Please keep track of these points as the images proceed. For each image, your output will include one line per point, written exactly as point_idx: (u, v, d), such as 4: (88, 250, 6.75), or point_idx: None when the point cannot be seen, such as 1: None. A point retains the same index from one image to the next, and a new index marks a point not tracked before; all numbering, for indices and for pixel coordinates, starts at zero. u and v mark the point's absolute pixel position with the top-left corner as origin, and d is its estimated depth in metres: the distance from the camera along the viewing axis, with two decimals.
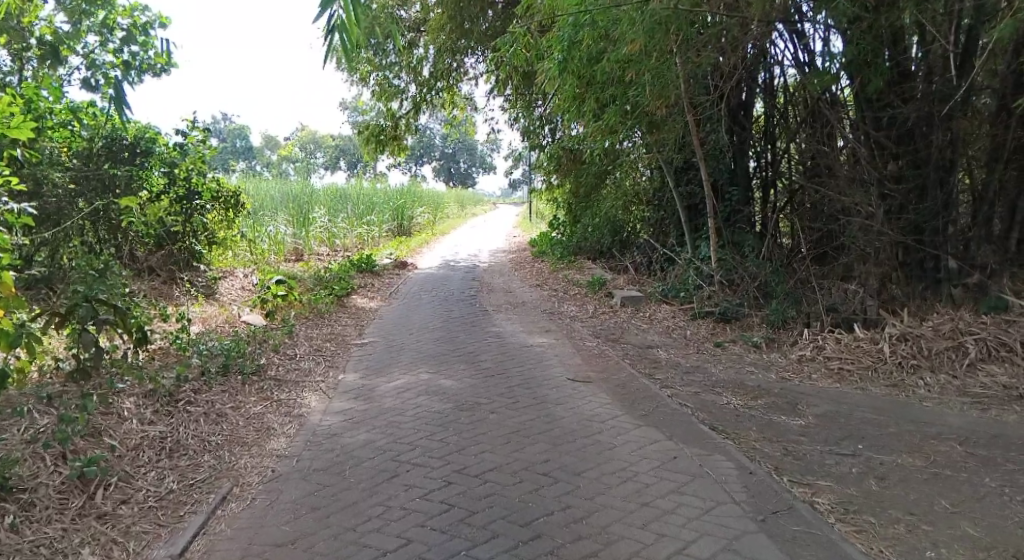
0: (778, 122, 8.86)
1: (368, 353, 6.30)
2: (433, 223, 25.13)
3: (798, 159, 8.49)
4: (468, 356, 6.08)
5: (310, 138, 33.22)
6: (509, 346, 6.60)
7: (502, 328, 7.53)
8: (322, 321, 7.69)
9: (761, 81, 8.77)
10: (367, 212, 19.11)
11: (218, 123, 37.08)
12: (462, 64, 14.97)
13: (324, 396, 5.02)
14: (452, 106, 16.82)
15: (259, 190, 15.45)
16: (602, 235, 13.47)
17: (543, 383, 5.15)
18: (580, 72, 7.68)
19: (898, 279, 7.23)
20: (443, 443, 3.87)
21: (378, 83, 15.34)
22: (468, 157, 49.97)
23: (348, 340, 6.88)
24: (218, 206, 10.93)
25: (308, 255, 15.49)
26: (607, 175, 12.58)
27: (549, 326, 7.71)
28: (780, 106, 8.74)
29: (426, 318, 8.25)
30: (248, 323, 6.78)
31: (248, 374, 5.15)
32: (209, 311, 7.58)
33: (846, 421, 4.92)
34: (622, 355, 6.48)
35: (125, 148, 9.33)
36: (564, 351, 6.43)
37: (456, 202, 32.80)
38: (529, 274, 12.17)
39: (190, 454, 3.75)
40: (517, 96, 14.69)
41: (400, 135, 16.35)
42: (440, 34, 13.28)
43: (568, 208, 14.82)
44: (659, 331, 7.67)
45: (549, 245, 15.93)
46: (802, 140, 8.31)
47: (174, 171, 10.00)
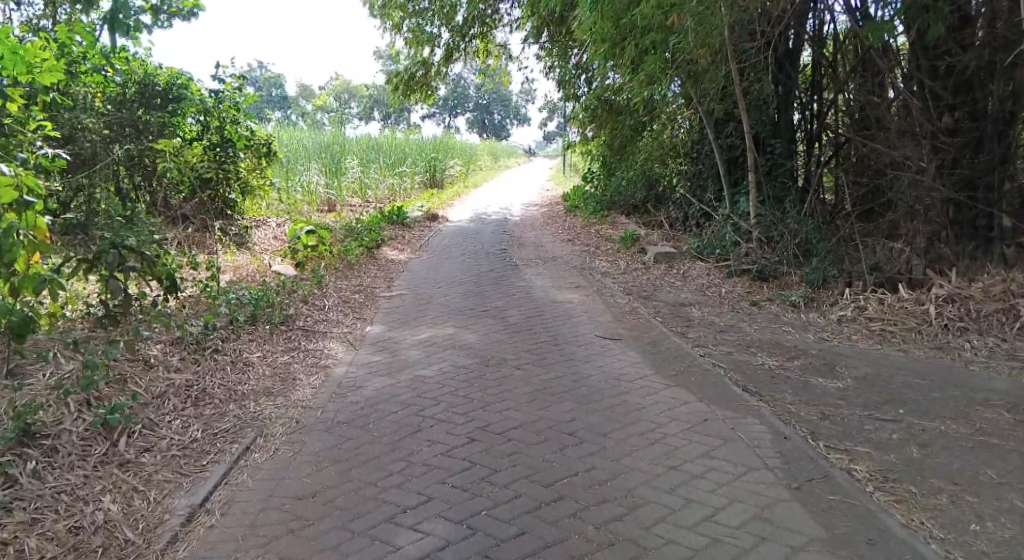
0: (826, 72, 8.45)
1: (396, 305, 6.27)
2: (466, 175, 24.93)
3: (848, 110, 8.13)
4: (496, 311, 6.01)
5: (344, 88, 32.98)
6: (539, 301, 6.50)
7: (532, 283, 7.42)
8: (352, 272, 7.66)
9: (811, 31, 8.36)
10: (399, 163, 19.03)
11: (253, 72, 37.01)
12: (495, 11, 14.65)
13: (350, 349, 4.98)
14: (485, 54, 16.44)
15: (283, 141, 15.33)
16: (635, 189, 13.21)
17: (572, 340, 5.05)
18: (617, 18, 7.41)
19: (948, 237, 6.88)
20: (467, 399, 3.80)
21: (411, 29, 15.02)
22: (502, 108, 49.25)
23: (377, 292, 6.83)
24: (252, 155, 10.82)
25: (341, 206, 15.49)
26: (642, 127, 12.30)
27: (579, 282, 7.59)
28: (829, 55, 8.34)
29: (454, 271, 8.16)
30: (278, 273, 6.78)
31: (275, 323, 5.13)
32: (241, 260, 7.59)
33: (886, 385, 4.74)
34: (654, 313, 6.35)
35: (157, 94, 9.32)
36: (594, 307, 6.32)
37: (490, 155, 32.48)
38: (561, 229, 12.00)
39: (215, 403, 3.74)
40: (552, 44, 14.27)
41: (430, 83, 16.04)
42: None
43: (602, 162, 14.55)
44: (693, 289, 7.48)
45: (582, 198, 15.67)
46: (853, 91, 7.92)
47: (208, 119, 9.89)
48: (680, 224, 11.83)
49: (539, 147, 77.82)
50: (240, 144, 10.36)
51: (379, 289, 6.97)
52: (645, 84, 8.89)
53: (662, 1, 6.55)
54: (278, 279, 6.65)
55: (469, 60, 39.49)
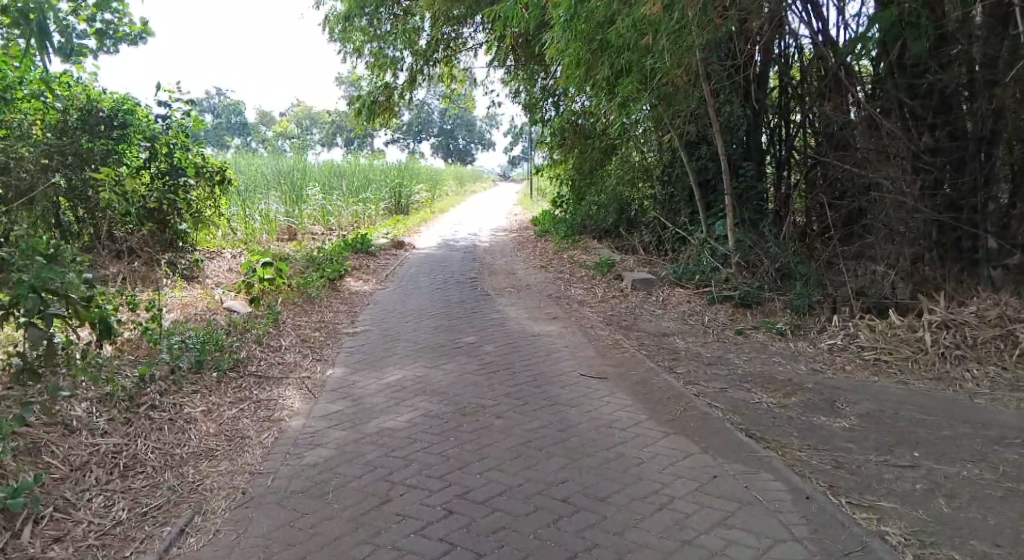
0: (794, 93, 8.27)
1: (360, 344, 5.77)
2: (432, 200, 24.52)
3: (818, 131, 7.92)
4: (469, 347, 5.55)
5: (306, 114, 32.35)
6: (515, 335, 6.06)
7: (506, 314, 6.99)
8: (313, 306, 7.15)
9: (777, 52, 8.16)
10: (363, 189, 18.55)
11: (212, 98, 36.24)
12: (459, 35, 14.36)
13: (308, 397, 4.48)
14: (449, 78, 16.12)
15: (239, 168, 14.73)
16: (606, 213, 12.90)
17: (554, 380, 4.61)
18: (590, 38, 7.10)
19: (931, 259, 6.67)
20: (443, 458, 3.34)
21: (373, 53, 14.63)
22: (467, 133, 49.05)
23: (339, 328, 6.33)
24: (204, 183, 10.29)
25: (302, 235, 14.91)
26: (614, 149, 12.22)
27: (556, 312, 7.18)
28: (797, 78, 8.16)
29: (423, 303, 7.69)
30: (229, 312, 6.23)
31: (224, 371, 4.60)
32: (191, 296, 7.02)
33: (894, 422, 4.40)
34: (638, 346, 5.95)
35: (101, 121, 8.78)
36: (574, 340, 5.90)
37: (455, 180, 32.10)
38: (532, 255, 11.62)
39: (147, 473, 3.22)
40: (518, 67, 14.00)
41: (394, 105, 15.63)
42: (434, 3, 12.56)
43: (571, 186, 14.29)
44: (675, 317, 7.13)
45: (551, 223, 15.34)
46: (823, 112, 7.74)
47: (156, 145, 9.42)
48: (654, 248, 11.52)
49: (504, 171, 77.93)
50: (188, 171, 9.82)
51: (339, 325, 6.48)
52: (617, 105, 8.62)
53: (636, 19, 6.27)
54: (230, 317, 6.12)
55: (433, 85, 39.26)
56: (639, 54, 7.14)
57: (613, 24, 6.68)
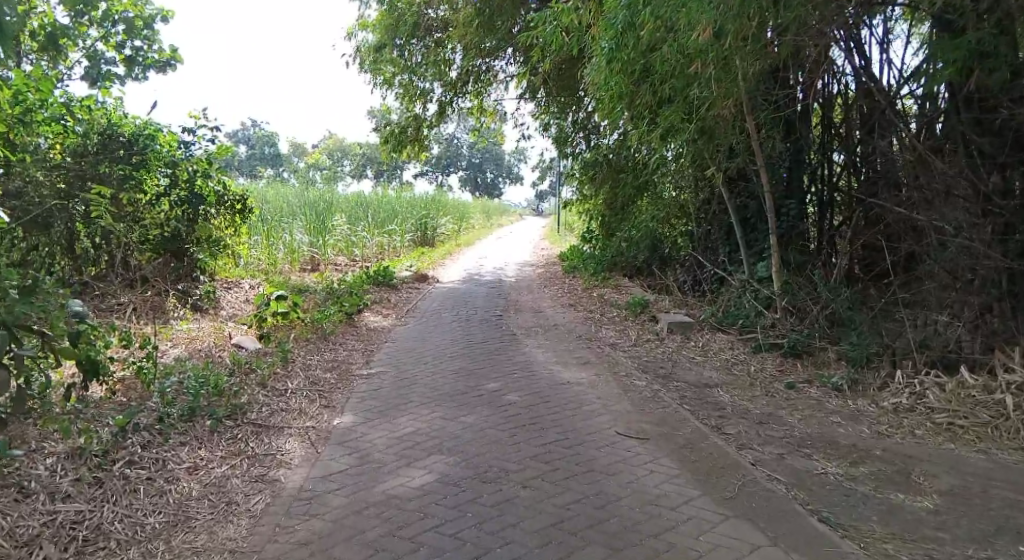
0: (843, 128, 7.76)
1: (374, 388, 5.28)
2: (458, 233, 24.18)
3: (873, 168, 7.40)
4: (493, 395, 5.04)
5: (337, 145, 32.38)
6: (543, 381, 5.53)
7: (533, 357, 6.46)
8: (327, 343, 6.70)
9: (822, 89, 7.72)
10: (388, 221, 18.26)
11: (245, 128, 36.58)
12: (491, 67, 14.11)
13: (310, 451, 3.99)
14: (479, 110, 15.84)
15: (264, 196, 14.50)
16: (638, 250, 12.36)
17: (588, 439, 4.07)
18: (633, 67, 6.66)
19: (1002, 311, 5.93)
20: (459, 542, 2.82)
21: (403, 84, 14.41)
22: (495, 167, 49.00)
23: (352, 369, 5.86)
24: (225, 212, 9.98)
25: (324, 266, 14.59)
26: (648, 185, 11.79)
27: (587, 357, 6.64)
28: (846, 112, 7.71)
29: (444, 342, 7.20)
30: (235, 351, 5.79)
31: (219, 419, 4.13)
32: (198, 331, 6.61)
33: (986, 503, 3.78)
34: (679, 399, 5.39)
35: (121, 145, 8.47)
36: (609, 390, 5.36)
37: (482, 214, 31.84)
38: (560, 292, 11.10)
39: (108, 550, 2.79)
40: (550, 101, 13.66)
41: (423, 136, 15.35)
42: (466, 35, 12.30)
43: (602, 221, 13.84)
44: (717, 366, 6.56)
45: (580, 259, 14.83)
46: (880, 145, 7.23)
47: (176, 172, 9.10)
48: (689, 288, 10.94)
49: (531, 205, 77.87)
50: (208, 200, 9.53)
51: (352, 366, 5.99)
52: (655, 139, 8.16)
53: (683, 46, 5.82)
54: (236, 357, 5.67)
55: (463, 118, 39.32)
56: (684, 84, 6.68)
57: (660, 50, 6.22)
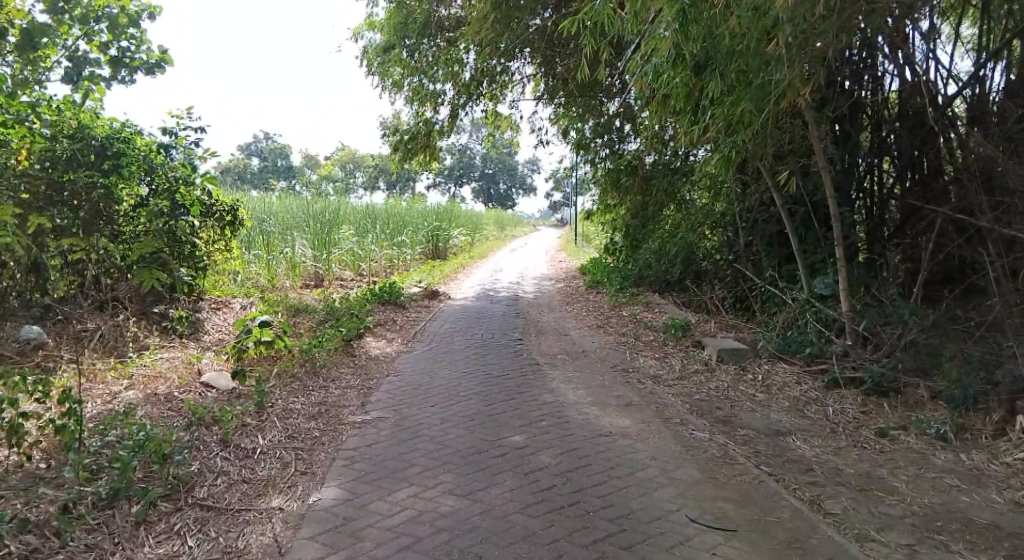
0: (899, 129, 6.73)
1: (370, 442, 4.22)
2: (471, 244, 23.09)
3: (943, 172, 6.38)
4: (519, 454, 3.96)
5: (349, 156, 31.40)
6: (579, 431, 4.45)
7: (562, 395, 5.35)
8: (316, 377, 5.62)
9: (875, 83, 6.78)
10: (398, 233, 17.25)
11: (256, 139, 35.79)
12: (507, 68, 13.04)
13: (273, 549, 2.94)
14: (494, 114, 14.77)
15: (264, 209, 13.50)
16: (669, 262, 11.22)
17: (651, 535, 3.00)
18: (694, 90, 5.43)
19: None
20: None
21: (412, 87, 13.38)
22: (508, 177, 47.89)
23: (342, 415, 4.77)
24: (213, 223, 8.96)
25: (329, 281, 13.59)
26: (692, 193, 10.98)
27: (628, 392, 5.54)
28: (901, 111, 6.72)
29: (455, 373, 6.09)
30: (198, 399, 4.73)
31: (149, 504, 3.08)
32: (163, 367, 5.57)
33: None
34: (752, 454, 4.29)
35: (92, 150, 7.43)
36: (664, 442, 4.26)
37: (495, 224, 30.79)
38: (585, 310, 10.00)
39: None
40: (570, 103, 12.58)
41: (434, 142, 14.22)
42: (479, 40, 11.19)
43: (630, 232, 12.77)
44: (785, 408, 5.45)
45: (603, 273, 13.64)
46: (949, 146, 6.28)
47: (155, 180, 8.09)
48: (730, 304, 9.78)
49: (544, 217, 76.63)
50: (194, 210, 8.52)
51: (340, 411, 4.87)
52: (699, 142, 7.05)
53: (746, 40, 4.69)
54: (202, 408, 4.61)
55: (475, 127, 38.31)
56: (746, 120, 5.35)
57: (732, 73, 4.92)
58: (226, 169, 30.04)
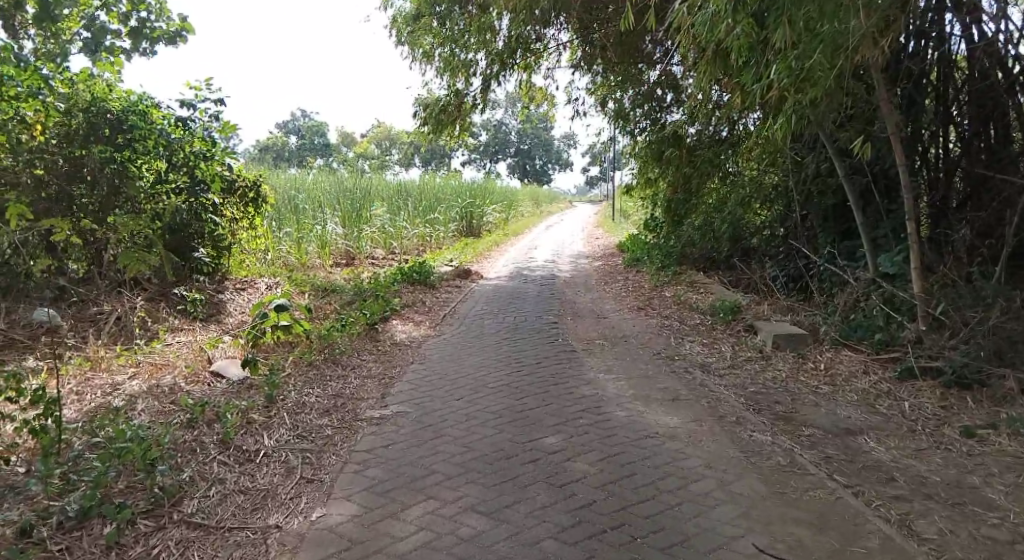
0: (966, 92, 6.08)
1: (387, 443, 3.77)
2: (505, 221, 22.54)
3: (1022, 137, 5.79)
4: (554, 460, 3.48)
5: (385, 134, 30.94)
6: (622, 431, 3.94)
7: (602, 387, 4.84)
8: (334, 365, 5.20)
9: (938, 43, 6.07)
10: (431, 209, 16.79)
11: (292, 117, 35.66)
12: (542, 35, 12.37)
13: None
14: (529, 84, 14.13)
15: (292, 186, 13.14)
16: (715, 239, 10.54)
17: None
18: (755, 47, 4.71)
19: None
20: None
21: (443, 58, 12.81)
22: (544, 153, 47.01)
23: (359, 409, 4.33)
24: (234, 200, 8.60)
25: (360, 259, 13.21)
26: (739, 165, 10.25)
27: (675, 384, 5.00)
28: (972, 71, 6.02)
29: (485, 361, 5.61)
30: (203, 391, 4.34)
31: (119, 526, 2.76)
32: (172, 354, 5.21)
33: None
34: (822, 460, 3.73)
35: (107, 124, 7.09)
36: (719, 446, 3.73)
37: (531, 200, 30.13)
38: (625, 290, 9.43)
39: None
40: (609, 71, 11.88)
41: (466, 116, 13.65)
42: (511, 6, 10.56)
43: (672, 206, 12.09)
44: (853, 403, 4.86)
45: (643, 251, 12.99)
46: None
47: (174, 155, 7.73)
48: (782, 283, 9.09)
49: (581, 193, 75.52)
50: (215, 186, 8.16)
51: (355, 405, 4.42)
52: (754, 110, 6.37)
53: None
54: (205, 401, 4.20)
55: (510, 101, 37.52)
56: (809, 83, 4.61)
57: (799, 21, 4.23)
58: (262, 147, 29.95)
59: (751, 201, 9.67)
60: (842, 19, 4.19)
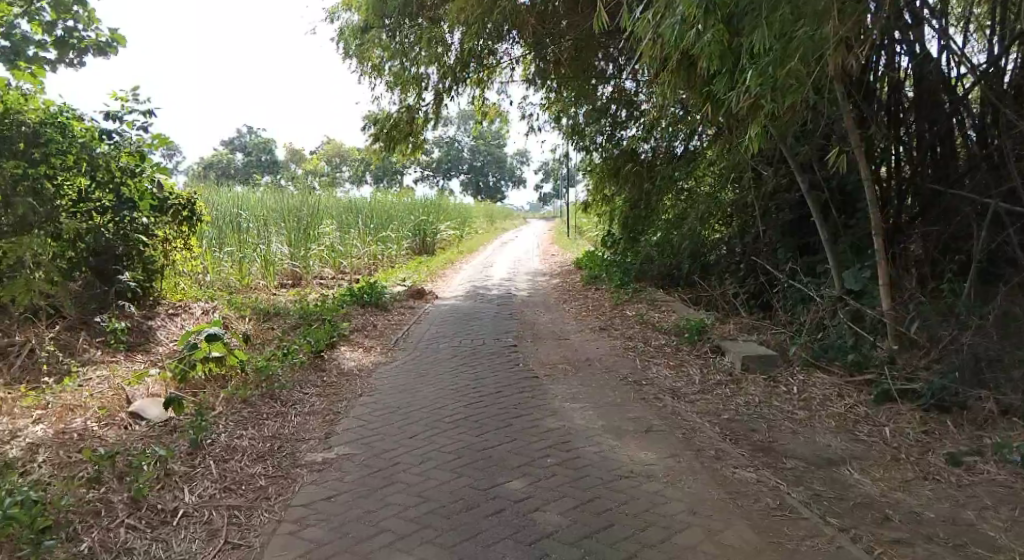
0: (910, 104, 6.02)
1: (330, 495, 3.31)
2: (459, 238, 22.10)
3: (969, 154, 5.74)
4: (520, 511, 3.07)
5: (335, 150, 30.20)
6: (594, 471, 3.55)
7: (568, 419, 4.45)
8: (272, 401, 4.69)
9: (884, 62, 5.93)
10: (383, 228, 16.28)
11: (240, 134, 34.75)
12: (494, 49, 12.07)
13: None
14: (482, 100, 13.80)
15: (235, 203, 12.48)
16: (674, 255, 10.33)
17: None
18: (727, 55, 4.33)
19: None
20: None
21: (394, 72, 12.39)
22: (497, 170, 46.79)
23: (298, 453, 3.85)
24: (166, 219, 8.02)
25: (307, 280, 12.61)
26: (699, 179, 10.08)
27: (645, 412, 4.65)
28: (919, 85, 5.93)
29: (440, 391, 5.17)
30: (117, 439, 3.81)
31: None
32: (87, 392, 4.63)
33: None
34: (812, 499, 3.41)
35: (22, 137, 6.42)
36: (701, 487, 3.37)
37: (485, 218, 29.83)
38: (585, 310, 9.11)
39: None
40: (564, 86, 11.63)
41: (418, 131, 13.19)
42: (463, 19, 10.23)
43: (630, 222, 11.85)
44: (832, 431, 4.58)
45: (600, 268, 12.72)
46: (974, 130, 5.70)
47: (99, 170, 7.12)
48: (745, 300, 8.89)
49: (535, 209, 75.69)
50: (144, 204, 7.57)
51: (293, 448, 3.93)
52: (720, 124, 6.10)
53: None
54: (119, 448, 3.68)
55: (463, 118, 37.22)
56: (794, 87, 4.20)
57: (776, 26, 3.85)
58: (207, 164, 28.94)
59: (711, 217, 9.48)
60: (818, 24, 3.93)
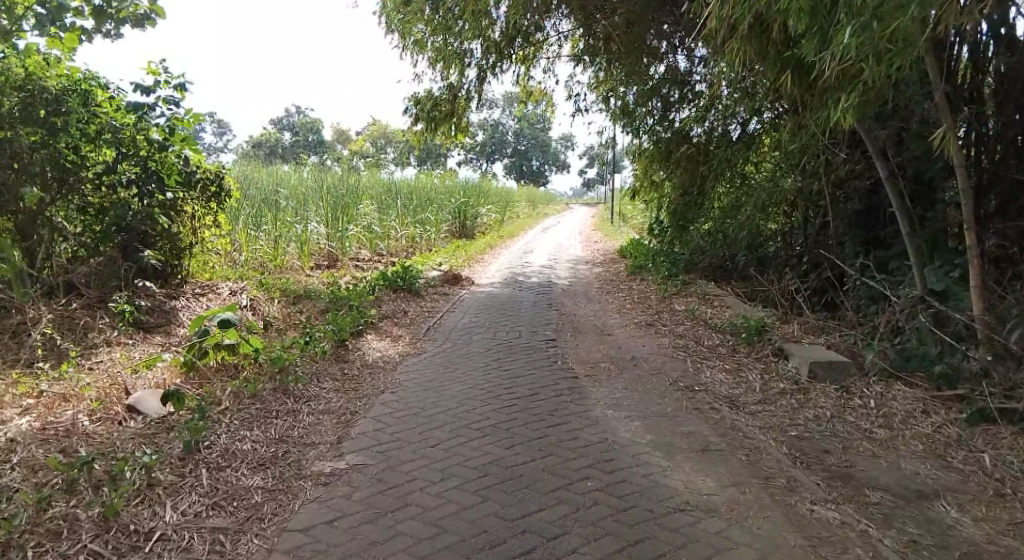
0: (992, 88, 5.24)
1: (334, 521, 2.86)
2: (500, 223, 21.58)
3: None
4: None
5: (380, 132, 29.83)
6: (643, 502, 3.03)
7: (613, 431, 3.91)
8: (285, 396, 4.25)
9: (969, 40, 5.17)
10: (423, 209, 15.85)
11: (287, 114, 34.78)
12: (542, 25, 11.43)
13: None
14: (526, 79, 13.19)
15: (271, 181, 12.15)
16: (728, 246, 9.63)
17: None
18: (818, 12, 3.67)
19: None
20: None
21: (436, 47, 11.89)
22: (541, 153, 46.03)
23: (304, 462, 3.40)
24: (196, 196, 7.58)
25: (343, 262, 12.27)
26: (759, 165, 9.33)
27: (701, 425, 4.08)
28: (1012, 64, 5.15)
29: (469, 390, 4.67)
30: (106, 440, 3.41)
31: None
32: (88, 378, 4.27)
33: None
34: (910, 549, 2.83)
35: (44, 105, 6.03)
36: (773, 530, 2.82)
37: (528, 202, 29.23)
38: (631, 302, 8.52)
39: None
40: (616, 64, 10.95)
41: (460, 113, 12.56)
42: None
43: (681, 210, 11.16)
44: (920, 457, 3.95)
45: (647, 257, 12.06)
46: None
47: (126, 143, 6.69)
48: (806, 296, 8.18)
49: (579, 194, 74.71)
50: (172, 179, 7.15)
51: (299, 455, 3.48)
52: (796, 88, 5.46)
53: None
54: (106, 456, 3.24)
55: (508, 101, 36.57)
56: (897, 51, 3.54)
57: None
58: (254, 143, 28.96)
59: (771, 205, 8.76)
60: None
